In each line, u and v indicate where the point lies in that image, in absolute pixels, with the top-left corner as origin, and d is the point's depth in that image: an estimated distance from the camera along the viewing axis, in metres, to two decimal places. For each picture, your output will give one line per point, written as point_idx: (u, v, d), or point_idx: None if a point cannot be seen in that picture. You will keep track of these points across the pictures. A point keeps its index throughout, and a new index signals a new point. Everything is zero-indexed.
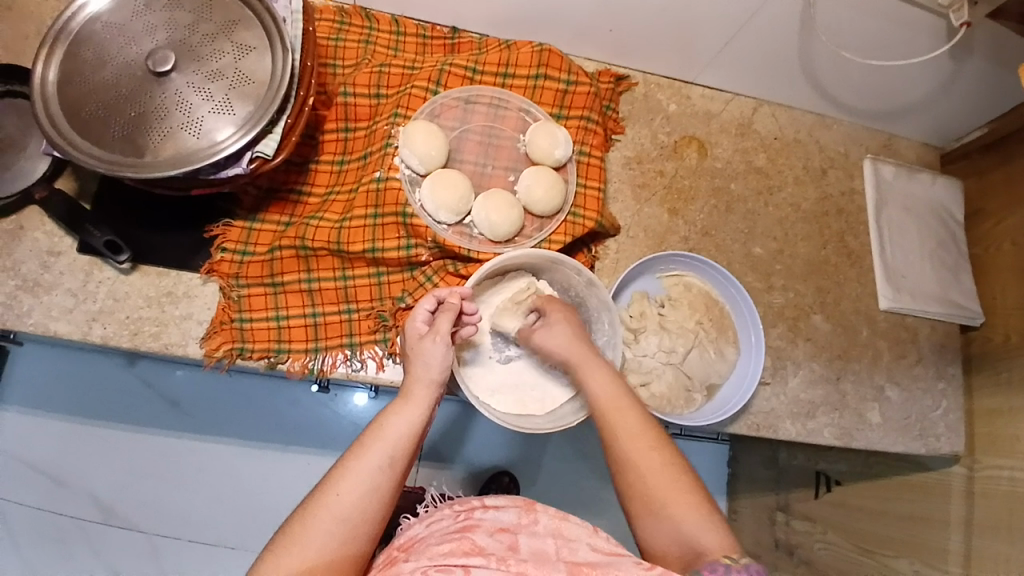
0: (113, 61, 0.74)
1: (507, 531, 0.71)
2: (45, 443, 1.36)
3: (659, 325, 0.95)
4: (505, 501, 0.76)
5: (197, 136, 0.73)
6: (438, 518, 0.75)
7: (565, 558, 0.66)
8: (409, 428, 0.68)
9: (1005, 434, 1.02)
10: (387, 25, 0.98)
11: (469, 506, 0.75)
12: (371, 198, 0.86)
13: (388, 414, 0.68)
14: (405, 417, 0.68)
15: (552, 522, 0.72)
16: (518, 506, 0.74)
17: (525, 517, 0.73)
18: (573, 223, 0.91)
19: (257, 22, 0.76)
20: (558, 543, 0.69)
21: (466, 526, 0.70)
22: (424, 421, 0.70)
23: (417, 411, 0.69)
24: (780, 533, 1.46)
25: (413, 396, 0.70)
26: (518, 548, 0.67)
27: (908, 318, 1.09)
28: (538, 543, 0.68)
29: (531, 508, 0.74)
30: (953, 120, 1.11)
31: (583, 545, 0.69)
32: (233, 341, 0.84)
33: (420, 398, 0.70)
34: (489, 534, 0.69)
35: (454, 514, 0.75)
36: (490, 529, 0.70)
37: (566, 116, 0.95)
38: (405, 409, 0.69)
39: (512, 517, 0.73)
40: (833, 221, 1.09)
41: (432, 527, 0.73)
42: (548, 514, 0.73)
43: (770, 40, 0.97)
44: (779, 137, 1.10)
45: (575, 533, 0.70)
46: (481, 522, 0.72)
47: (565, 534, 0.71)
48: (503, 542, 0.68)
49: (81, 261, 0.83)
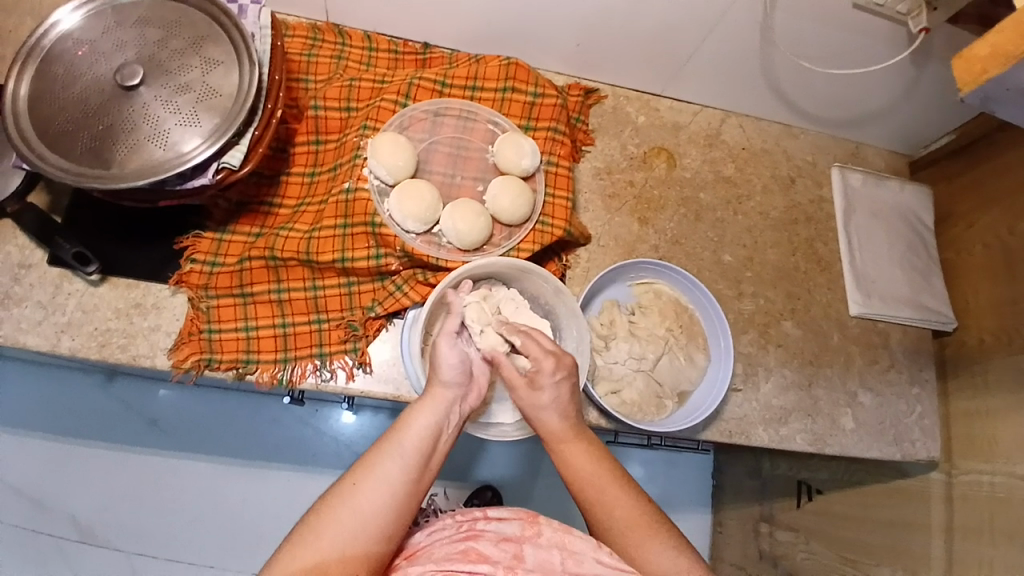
0: (83, 76, 0.75)
1: (511, 540, 0.73)
2: (22, 463, 1.34)
3: (629, 332, 0.96)
4: (508, 512, 0.77)
5: (164, 147, 0.74)
6: (441, 526, 0.78)
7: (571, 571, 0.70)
8: (427, 429, 0.68)
9: (982, 437, 1.02)
10: (360, 42, 1.00)
11: (471, 516, 0.77)
12: (341, 208, 0.87)
13: (409, 413, 0.69)
14: (425, 415, 0.69)
15: (556, 534, 0.74)
16: (521, 519, 0.76)
17: (529, 528, 0.75)
18: (542, 231, 0.92)
19: (225, 37, 0.78)
20: (563, 555, 0.72)
21: (470, 535, 0.73)
22: (442, 424, 0.70)
23: (434, 412, 0.70)
24: (765, 544, 1.45)
25: (428, 398, 0.70)
26: (523, 558, 0.71)
27: (878, 323, 1.10)
28: (544, 554, 0.72)
29: (535, 520, 0.76)
30: (917, 127, 1.13)
31: (590, 558, 0.71)
32: (201, 352, 0.84)
33: (437, 400, 0.71)
34: (493, 544, 0.73)
35: (457, 523, 0.77)
36: (493, 539, 0.73)
37: (534, 127, 0.97)
38: (423, 409, 0.70)
39: (515, 528, 0.75)
40: (802, 228, 1.11)
41: (434, 535, 0.76)
42: (552, 526, 0.75)
43: (733, 53, 0.99)
44: (746, 147, 1.13)
45: (581, 547, 0.72)
46: (484, 532, 0.75)
47: (568, 547, 0.72)
48: (508, 552, 0.71)
49: (51, 273, 0.84)
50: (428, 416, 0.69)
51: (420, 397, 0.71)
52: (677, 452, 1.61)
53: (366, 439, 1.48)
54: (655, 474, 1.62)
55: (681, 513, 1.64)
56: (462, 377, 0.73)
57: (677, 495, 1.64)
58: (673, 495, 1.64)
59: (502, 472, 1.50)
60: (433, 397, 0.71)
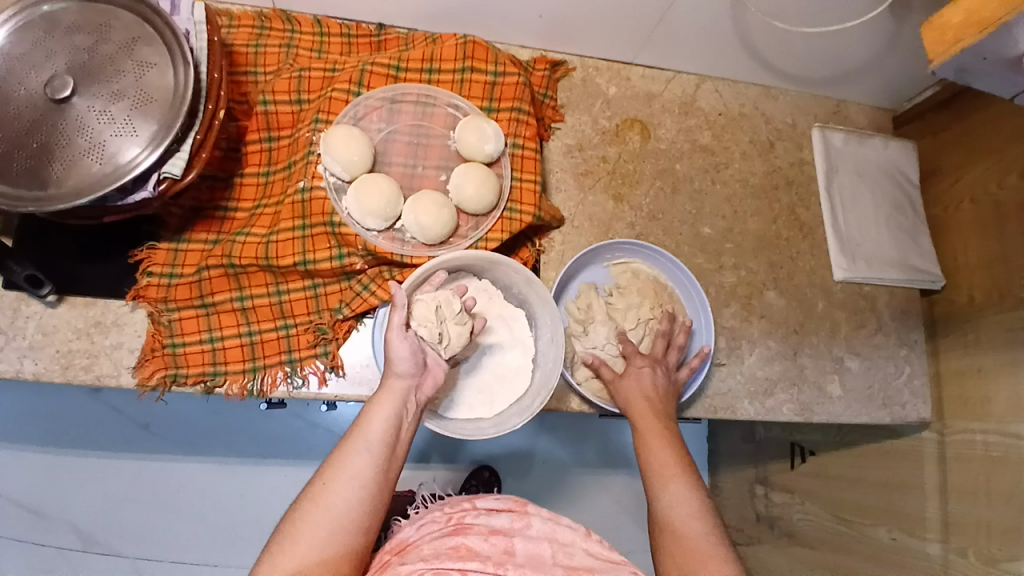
0: (11, 91, 0.71)
1: (500, 533, 0.74)
2: (16, 477, 1.34)
3: (608, 314, 0.93)
4: (497, 504, 0.79)
5: (102, 161, 0.70)
6: (429, 520, 0.77)
7: (562, 562, 0.71)
8: (388, 420, 0.69)
9: (974, 396, 1.01)
10: (310, 27, 0.95)
11: (460, 508, 0.78)
12: (298, 208, 0.84)
13: (368, 407, 0.69)
14: (383, 407, 0.69)
15: (544, 526, 0.76)
16: (511, 511, 0.78)
17: (519, 521, 0.77)
18: (510, 219, 0.89)
19: (157, 37, 0.73)
20: (553, 547, 0.73)
21: (458, 528, 0.74)
22: (403, 412, 0.70)
23: (393, 402, 0.70)
24: (761, 505, 1.47)
25: (386, 390, 0.71)
26: (513, 552, 0.71)
27: (865, 287, 1.08)
28: (534, 545, 0.72)
29: (524, 511, 0.78)
30: (901, 81, 1.08)
31: (579, 549, 0.73)
32: (166, 367, 0.82)
33: (395, 390, 0.71)
34: (482, 538, 0.73)
35: (445, 516, 0.77)
36: (483, 532, 0.74)
37: (496, 108, 0.92)
38: (382, 401, 0.70)
39: (505, 521, 0.77)
40: (783, 194, 1.07)
41: (423, 530, 0.75)
42: (541, 517, 0.77)
43: (703, 15, 0.94)
44: (724, 112, 1.08)
45: (570, 537, 0.75)
46: (473, 526, 0.75)
47: (558, 538, 0.75)
48: (498, 547, 0.71)
49: (7, 296, 0.81)
50: (387, 407, 0.70)
51: (377, 391, 0.71)
52: None
53: None
54: None
55: None
56: (414, 367, 0.72)
57: None
58: None
59: (497, 452, 1.51)
60: (389, 389, 0.71)
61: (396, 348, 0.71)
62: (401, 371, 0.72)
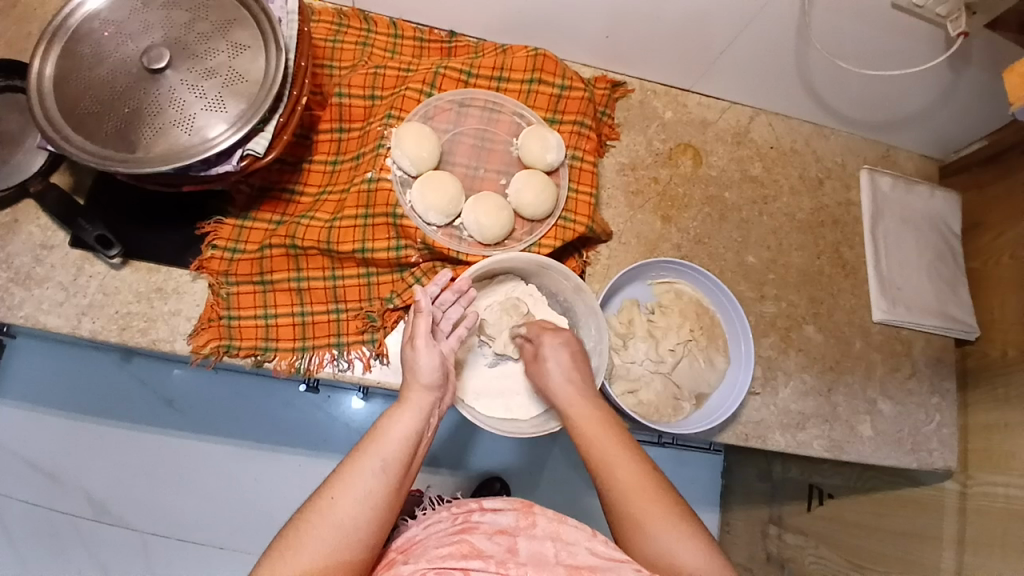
0: (108, 58, 0.74)
1: (506, 533, 0.70)
2: (37, 438, 1.35)
3: (648, 331, 0.95)
4: (503, 503, 0.74)
5: (189, 132, 0.73)
6: (436, 520, 0.76)
7: (565, 561, 0.65)
8: (408, 434, 0.67)
9: (1000, 450, 1.00)
10: (386, 28, 0.98)
11: (467, 508, 0.75)
12: (363, 198, 0.86)
13: (387, 419, 0.68)
14: (403, 420, 0.68)
15: (551, 524, 0.70)
16: (516, 508, 0.72)
17: (524, 519, 0.71)
18: (564, 228, 0.91)
19: (252, 22, 0.77)
20: (556, 546, 0.67)
21: (464, 527, 0.71)
22: (421, 427, 0.69)
23: (413, 416, 0.69)
24: (773, 546, 1.44)
25: (406, 403, 0.70)
26: (517, 551, 0.67)
27: (902, 331, 1.08)
28: (538, 545, 0.67)
29: (529, 510, 0.72)
30: (951, 132, 1.10)
31: (583, 548, 0.66)
32: (220, 338, 0.84)
33: (416, 402, 0.70)
34: (487, 537, 0.69)
35: (452, 516, 0.75)
36: (488, 532, 0.70)
37: (559, 121, 0.95)
38: (401, 413, 0.68)
39: (510, 519, 0.71)
40: (828, 232, 1.08)
41: (431, 528, 0.74)
42: (547, 516, 0.71)
43: (765, 49, 0.96)
44: (775, 146, 1.10)
45: (575, 536, 0.68)
46: (480, 525, 0.71)
47: (564, 537, 0.68)
48: (501, 546, 0.68)
49: (73, 254, 0.84)
50: (405, 421, 0.68)
51: (398, 401, 0.70)
52: (687, 449, 1.59)
53: None
54: (664, 472, 1.61)
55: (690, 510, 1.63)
56: (437, 378, 0.74)
57: (687, 494, 1.63)
58: (682, 493, 1.63)
59: (511, 464, 1.50)
60: (411, 402, 0.70)
61: (423, 358, 0.74)
62: (426, 381, 0.72)
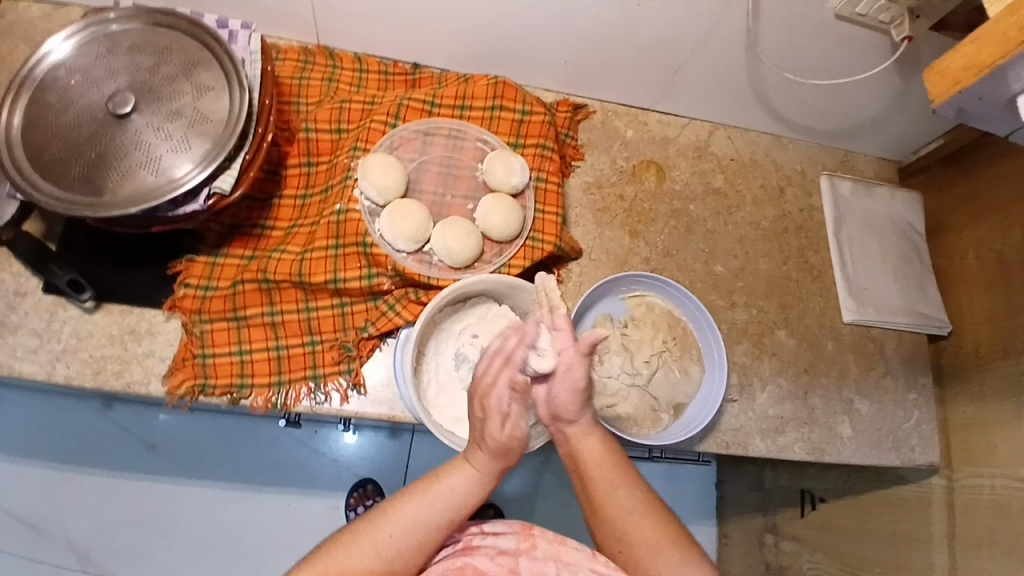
0: (75, 105, 0.76)
1: (508, 553, 0.69)
2: (19, 491, 1.32)
3: (622, 345, 0.96)
4: (504, 525, 0.71)
5: (156, 174, 0.74)
6: (435, 542, 0.71)
7: None
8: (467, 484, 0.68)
9: (981, 443, 1.01)
10: (350, 64, 1.01)
11: (466, 530, 0.71)
12: (333, 229, 0.88)
13: (450, 467, 0.69)
14: (465, 477, 0.68)
15: (551, 546, 0.69)
16: (517, 532, 0.70)
17: (525, 541, 0.70)
18: (532, 247, 0.93)
19: (215, 64, 0.79)
20: (557, 568, 0.67)
21: (466, 550, 0.68)
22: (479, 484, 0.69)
23: (475, 471, 0.69)
24: (769, 555, 1.43)
25: (473, 455, 0.69)
26: (518, 573, 0.67)
27: (873, 330, 1.10)
28: (540, 568, 0.67)
29: (530, 531, 0.70)
30: (905, 135, 1.14)
31: (585, 569, 0.67)
32: (195, 377, 0.84)
33: (483, 459, 0.69)
34: (490, 559, 0.67)
35: (451, 538, 0.71)
36: (490, 553, 0.68)
37: (522, 145, 0.98)
38: (466, 465, 0.69)
39: (512, 541, 0.70)
40: (792, 238, 1.11)
41: (430, 551, 0.70)
42: (547, 537, 0.70)
43: (718, 66, 1.00)
44: (736, 158, 1.14)
45: (575, 557, 0.68)
46: (480, 547, 0.69)
47: (564, 559, 0.68)
48: (504, 568, 0.67)
49: (46, 300, 0.84)
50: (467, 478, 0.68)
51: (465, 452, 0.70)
52: (680, 462, 1.58)
53: (365, 456, 1.46)
54: (657, 488, 1.60)
55: (684, 525, 1.62)
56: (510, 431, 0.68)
57: (680, 509, 1.62)
58: (675, 507, 1.62)
59: (502, 489, 1.48)
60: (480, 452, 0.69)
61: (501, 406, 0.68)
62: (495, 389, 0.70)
